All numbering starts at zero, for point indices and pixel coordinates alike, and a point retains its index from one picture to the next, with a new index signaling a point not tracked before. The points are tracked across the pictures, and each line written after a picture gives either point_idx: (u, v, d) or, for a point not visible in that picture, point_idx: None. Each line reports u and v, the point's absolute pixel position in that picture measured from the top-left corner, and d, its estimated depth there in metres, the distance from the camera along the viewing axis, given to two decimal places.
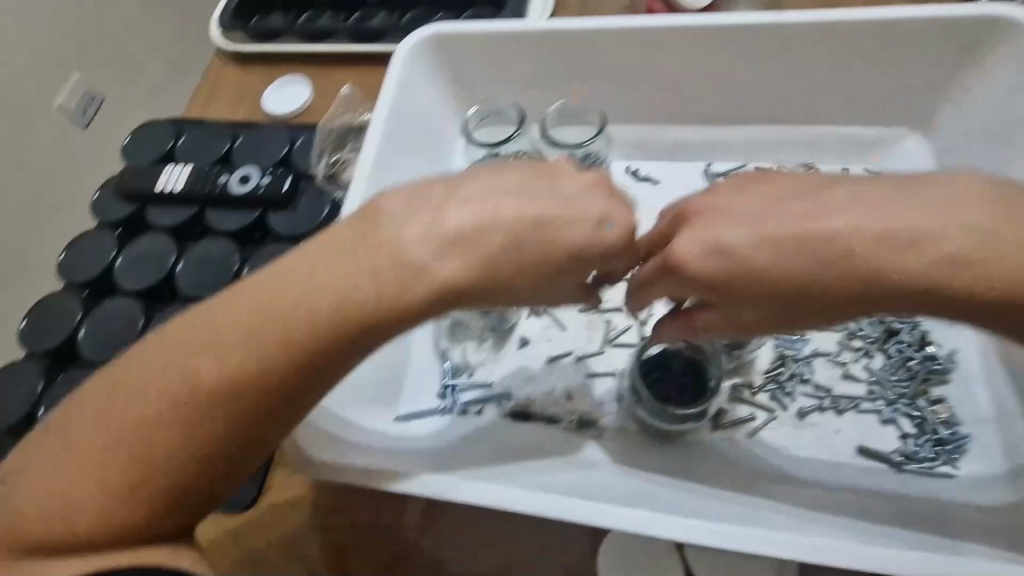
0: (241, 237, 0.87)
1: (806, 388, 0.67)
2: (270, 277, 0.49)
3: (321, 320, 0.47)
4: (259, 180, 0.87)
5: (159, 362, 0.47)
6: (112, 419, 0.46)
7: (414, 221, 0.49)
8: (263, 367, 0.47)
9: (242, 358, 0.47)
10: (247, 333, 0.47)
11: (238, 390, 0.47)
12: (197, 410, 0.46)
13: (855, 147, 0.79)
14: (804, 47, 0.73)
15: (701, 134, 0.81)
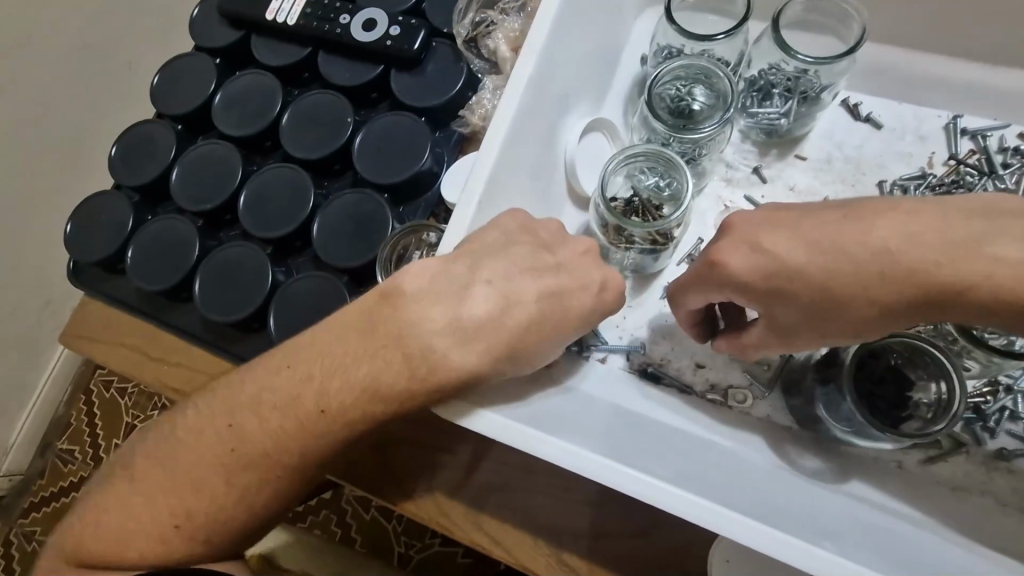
0: (356, 96, 0.75)
1: (1014, 427, 0.54)
2: (336, 341, 0.45)
3: (401, 344, 0.43)
4: (386, 28, 0.72)
5: (250, 374, 0.48)
6: (208, 412, 0.48)
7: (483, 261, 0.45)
8: (319, 428, 0.45)
9: (325, 381, 0.45)
10: (332, 359, 0.45)
11: (316, 409, 0.45)
12: (279, 421, 0.46)
13: None
14: None
15: (961, 74, 0.62)
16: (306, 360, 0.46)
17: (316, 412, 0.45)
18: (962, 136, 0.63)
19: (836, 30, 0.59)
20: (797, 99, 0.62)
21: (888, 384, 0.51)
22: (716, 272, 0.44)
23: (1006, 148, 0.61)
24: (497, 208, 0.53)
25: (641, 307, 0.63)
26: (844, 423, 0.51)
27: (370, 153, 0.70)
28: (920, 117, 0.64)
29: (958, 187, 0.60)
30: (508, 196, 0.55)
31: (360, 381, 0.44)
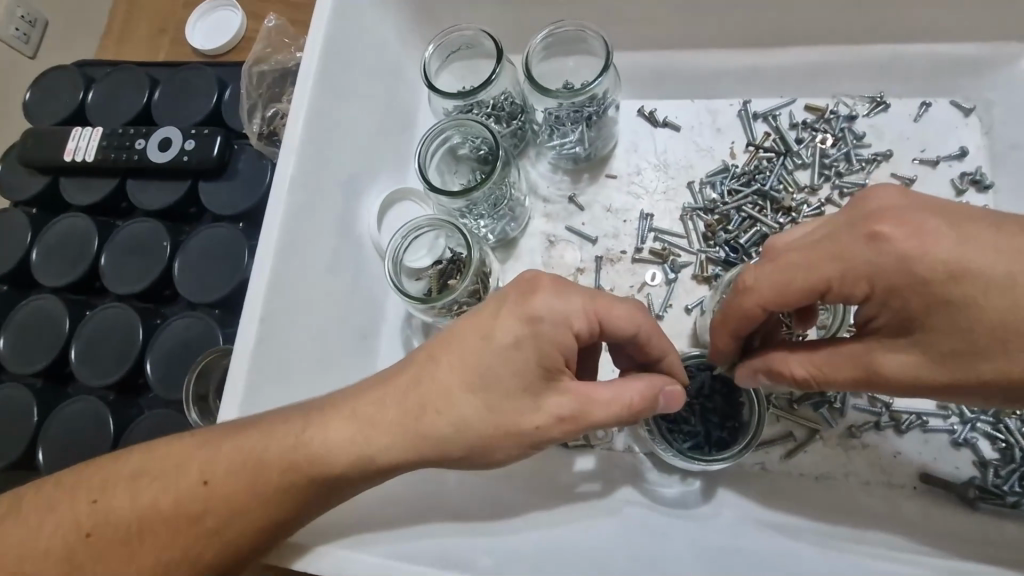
0: (172, 216, 0.73)
1: (860, 401, 0.53)
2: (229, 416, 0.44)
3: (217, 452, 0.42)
4: (183, 144, 0.70)
5: (135, 447, 0.44)
6: (68, 488, 0.42)
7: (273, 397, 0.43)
8: (202, 507, 0.41)
9: (208, 455, 0.42)
10: (220, 436, 0.43)
11: (198, 481, 0.42)
12: (154, 495, 0.42)
13: (939, 73, 0.59)
14: None
15: (739, 61, 0.62)
16: (195, 438, 0.43)
17: (91, 510, 0.41)
18: (756, 119, 0.63)
19: (594, 50, 0.58)
20: (584, 123, 0.60)
21: (717, 395, 0.50)
22: (853, 252, 0.36)
23: (796, 123, 0.61)
24: (293, 307, 0.52)
25: None
26: (681, 453, 0.47)
27: (191, 274, 0.68)
28: (713, 111, 0.64)
29: (759, 173, 0.60)
30: (303, 284, 0.53)
31: (247, 461, 0.42)
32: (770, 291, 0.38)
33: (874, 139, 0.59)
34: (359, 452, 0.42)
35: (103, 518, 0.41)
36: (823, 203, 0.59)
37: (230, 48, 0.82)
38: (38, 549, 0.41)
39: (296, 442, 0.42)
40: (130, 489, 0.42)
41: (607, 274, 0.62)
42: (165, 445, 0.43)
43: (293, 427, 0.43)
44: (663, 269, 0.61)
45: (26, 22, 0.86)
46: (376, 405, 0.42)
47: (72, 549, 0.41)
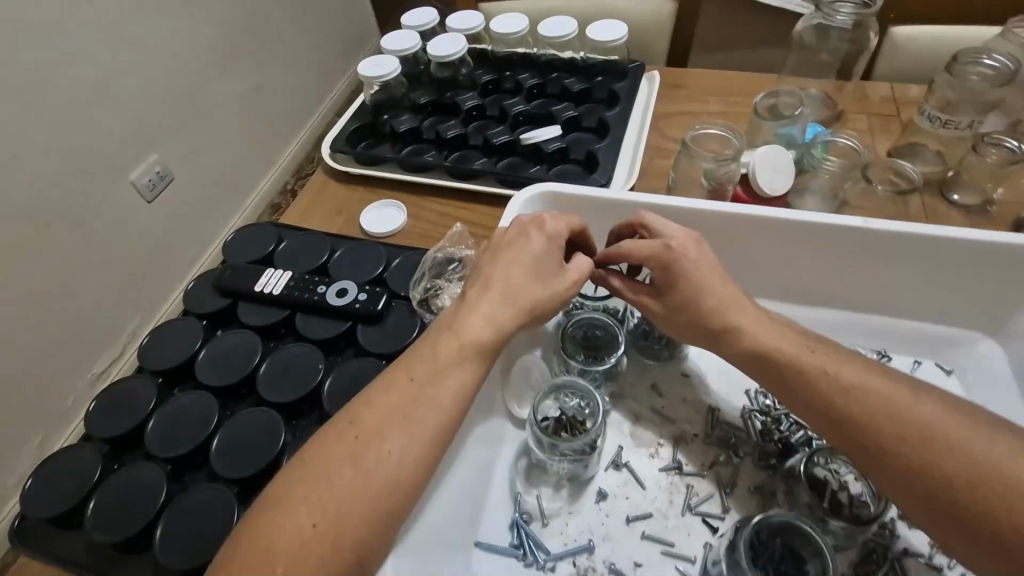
0: (328, 346, 0.90)
1: None
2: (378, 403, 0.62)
3: (394, 417, 0.61)
4: (356, 295, 0.91)
5: (320, 445, 0.59)
6: (296, 482, 0.57)
7: (404, 365, 0.66)
8: (398, 424, 0.60)
9: (385, 413, 0.61)
10: (382, 417, 0.61)
11: (384, 433, 0.60)
12: (360, 456, 0.58)
13: (925, 343, 0.82)
14: (885, 250, 0.78)
15: (780, 309, 0.87)
16: (364, 423, 0.60)
17: (330, 485, 0.56)
18: None
19: None
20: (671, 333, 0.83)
21: (787, 561, 0.62)
22: (780, 350, 0.64)
23: None
24: None
25: (579, 513, 0.72)
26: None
27: (338, 394, 0.83)
28: None
29: None
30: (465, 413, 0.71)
31: (416, 371, 0.64)
32: (796, 397, 0.63)
33: None
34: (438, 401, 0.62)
35: (336, 488, 0.56)
36: None
37: (391, 233, 1.11)
38: (301, 536, 0.53)
39: (382, 432, 0.60)
40: (340, 464, 0.57)
41: (683, 453, 0.76)
42: (329, 455, 0.58)
43: (429, 361, 0.65)
44: (729, 454, 0.76)
45: (158, 175, 1.13)
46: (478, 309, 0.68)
47: (332, 516, 0.55)
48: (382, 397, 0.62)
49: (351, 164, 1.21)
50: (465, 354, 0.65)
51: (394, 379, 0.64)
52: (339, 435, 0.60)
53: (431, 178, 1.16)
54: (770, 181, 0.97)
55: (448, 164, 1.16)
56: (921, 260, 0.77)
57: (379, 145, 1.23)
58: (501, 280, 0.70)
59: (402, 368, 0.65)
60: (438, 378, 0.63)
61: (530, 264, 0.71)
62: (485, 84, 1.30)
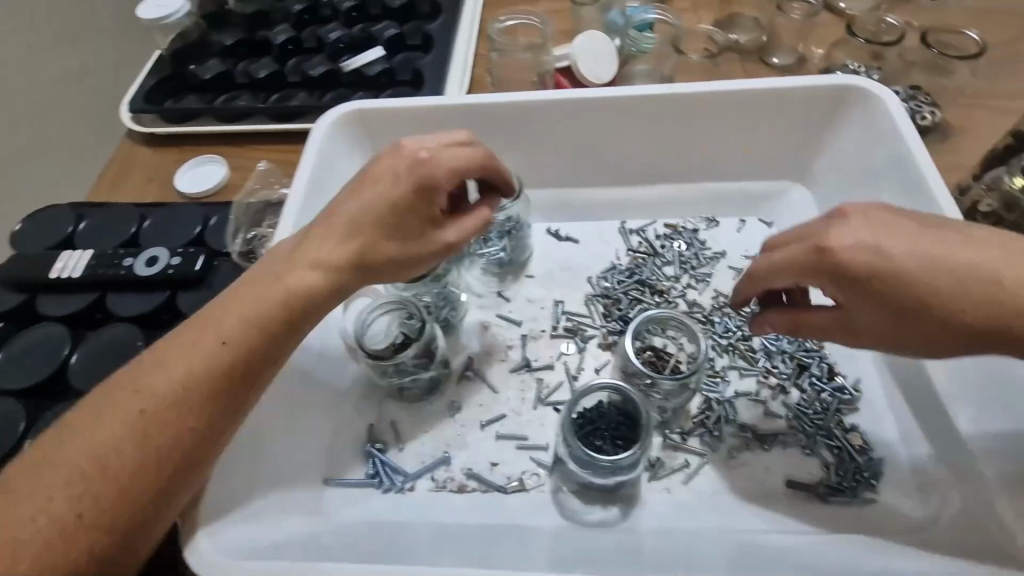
0: (150, 321, 0.81)
1: (733, 429, 0.67)
2: (184, 342, 0.53)
3: (200, 364, 0.52)
4: (169, 261, 0.83)
5: (119, 386, 0.52)
6: (81, 429, 0.49)
7: (218, 309, 0.55)
8: (206, 373, 0.52)
9: (190, 358, 0.52)
10: (190, 360, 0.52)
11: (185, 384, 0.51)
12: (153, 405, 0.50)
13: (747, 202, 0.84)
14: (693, 113, 0.79)
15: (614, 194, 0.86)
16: (167, 366, 0.52)
17: (119, 432, 0.49)
18: (630, 233, 0.85)
19: None
20: (507, 236, 0.81)
21: (622, 424, 0.63)
22: (888, 255, 0.48)
23: (659, 235, 0.84)
24: None
25: (435, 430, 0.71)
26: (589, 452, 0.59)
27: None
28: (601, 228, 0.86)
29: (638, 269, 0.80)
30: None
31: (236, 318, 0.54)
32: (898, 322, 0.49)
33: (714, 244, 0.82)
34: (236, 361, 0.53)
35: (123, 436, 0.49)
36: (684, 288, 0.79)
37: (214, 191, 1.00)
38: (73, 488, 0.47)
39: (167, 396, 0.51)
40: (129, 409, 0.50)
41: (533, 349, 0.76)
42: (97, 421, 0.49)
43: (239, 305, 0.55)
44: (575, 341, 0.76)
45: None
46: (310, 253, 0.57)
47: (111, 468, 0.48)
48: (198, 339, 0.53)
49: (160, 124, 1.09)
50: (275, 310, 0.55)
51: (194, 333, 0.54)
52: (112, 398, 0.50)
53: (250, 124, 1.05)
54: (593, 68, 0.95)
55: (266, 107, 1.06)
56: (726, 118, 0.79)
57: (187, 98, 1.10)
58: (332, 235, 0.57)
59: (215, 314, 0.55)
60: (240, 335, 0.53)
61: (385, 211, 0.57)
62: (299, 13, 1.18)
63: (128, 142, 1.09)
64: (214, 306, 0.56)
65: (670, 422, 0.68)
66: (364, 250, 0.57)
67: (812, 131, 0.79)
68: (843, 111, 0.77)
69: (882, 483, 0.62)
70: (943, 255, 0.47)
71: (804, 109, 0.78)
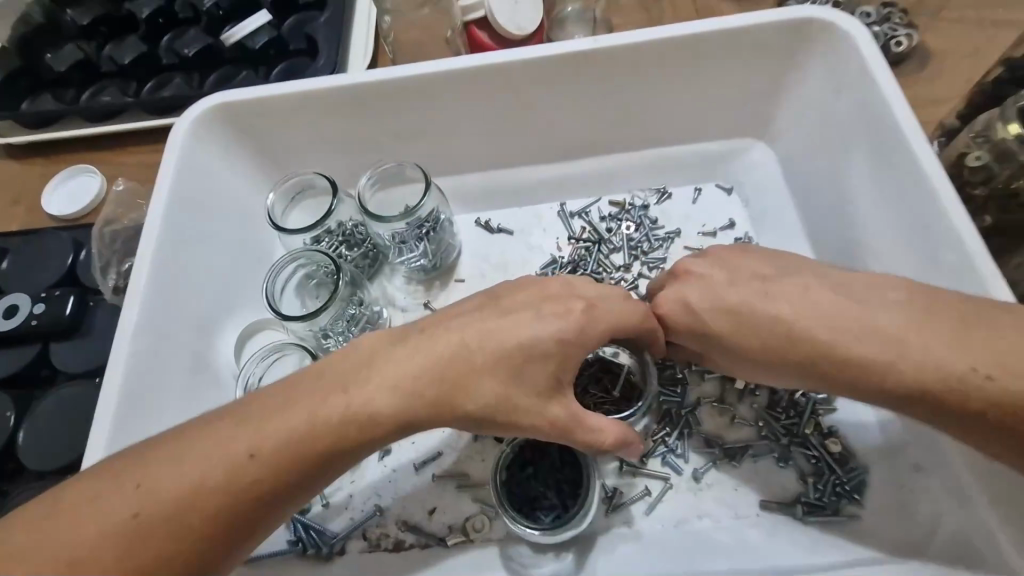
0: (22, 382, 0.69)
1: (697, 443, 0.59)
2: (251, 418, 0.43)
3: (236, 464, 0.41)
4: (31, 309, 0.70)
5: (136, 464, 0.40)
6: (76, 512, 0.39)
7: (361, 378, 0.44)
8: (232, 476, 0.40)
9: (253, 441, 0.41)
10: (227, 453, 0.41)
11: (221, 477, 0.40)
12: (156, 500, 0.39)
13: (702, 166, 0.73)
14: (627, 67, 0.66)
15: (549, 172, 0.74)
16: (208, 452, 0.41)
17: (122, 526, 0.38)
18: (572, 217, 0.73)
19: (413, 178, 0.67)
20: (425, 239, 0.68)
21: (567, 465, 0.56)
22: (737, 302, 0.49)
23: (604, 216, 0.72)
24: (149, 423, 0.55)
25: (364, 478, 0.62)
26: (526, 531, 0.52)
27: (42, 439, 0.65)
28: (538, 214, 0.74)
29: (582, 261, 0.69)
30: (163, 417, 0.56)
31: (324, 410, 0.43)
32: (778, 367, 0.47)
33: (666, 221, 0.71)
34: (260, 485, 0.41)
35: (124, 531, 0.38)
36: (636, 278, 0.68)
37: (89, 210, 0.86)
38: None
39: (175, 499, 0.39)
40: (139, 498, 0.39)
41: None
42: (102, 504, 0.39)
43: (349, 389, 0.44)
44: None
45: None
46: (410, 351, 0.45)
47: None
48: (256, 427, 0.42)
49: (16, 133, 0.92)
50: (305, 436, 0.42)
51: (256, 427, 0.42)
52: (129, 480, 0.40)
53: (121, 123, 0.89)
54: (513, 18, 0.80)
55: (137, 99, 0.89)
56: (667, 70, 0.67)
57: (44, 97, 0.93)
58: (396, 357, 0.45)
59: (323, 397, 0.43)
60: (274, 453, 0.41)
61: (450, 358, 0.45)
62: None
63: None
64: (346, 377, 0.44)
65: None
66: (437, 381, 0.45)
67: (770, 75, 0.67)
68: (805, 48, 0.64)
69: (866, 494, 0.54)
70: (875, 313, 0.43)
71: (758, 50, 0.65)
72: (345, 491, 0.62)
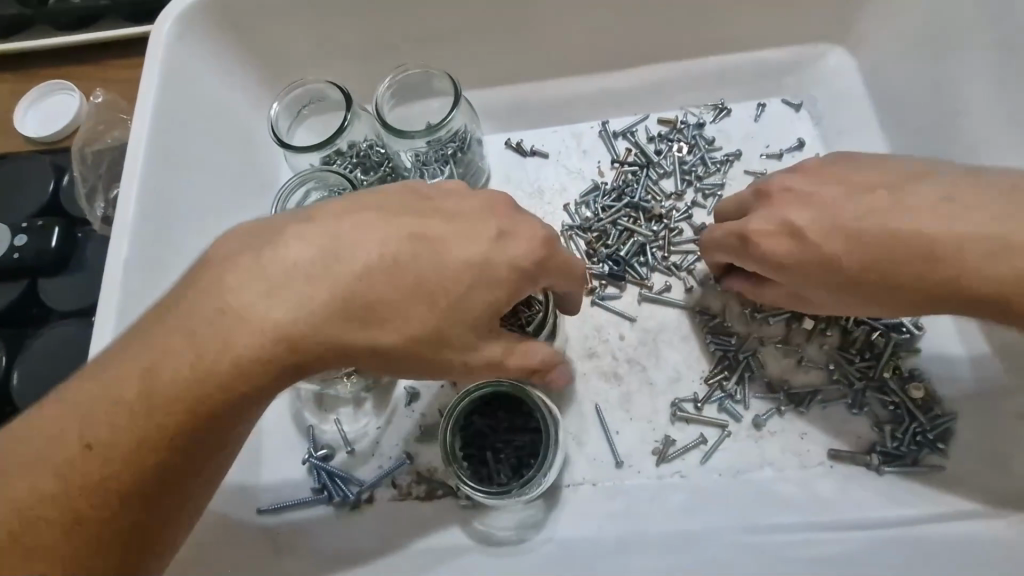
0: (8, 322, 0.63)
1: (759, 389, 0.54)
2: (94, 377, 0.33)
3: (100, 432, 0.32)
4: (11, 242, 0.63)
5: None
6: None
7: (231, 299, 0.35)
8: (102, 448, 0.32)
9: (103, 402, 0.33)
10: (83, 423, 0.32)
11: (89, 446, 0.32)
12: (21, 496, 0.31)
13: (768, 77, 0.63)
14: None
15: (590, 85, 0.65)
16: (56, 432, 0.32)
17: None
18: (616, 137, 0.64)
19: (438, 89, 0.58)
20: (452, 161, 0.60)
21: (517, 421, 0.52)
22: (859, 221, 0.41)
23: (653, 136, 0.63)
24: None
25: (389, 422, 0.57)
26: (482, 490, 0.47)
27: (34, 383, 0.60)
28: (577, 134, 0.65)
29: (628, 187, 0.62)
30: None
31: (195, 346, 0.34)
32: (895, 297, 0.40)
33: (725, 142, 0.62)
34: (144, 449, 0.33)
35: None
36: (689, 207, 0.61)
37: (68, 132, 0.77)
38: None
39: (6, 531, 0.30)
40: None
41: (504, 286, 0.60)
42: None
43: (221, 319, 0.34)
44: None
45: None
46: (300, 253, 0.36)
47: None
48: (105, 382, 0.33)
49: None
50: (178, 378, 0.33)
51: (100, 397, 0.33)
52: None
53: (98, 31, 0.78)
54: None
55: (115, 3, 0.78)
56: None
57: None
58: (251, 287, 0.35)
59: (194, 330, 0.34)
60: (128, 434, 0.32)
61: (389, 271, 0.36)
62: None
63: None
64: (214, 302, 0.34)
65: (680, 386, 0.55)
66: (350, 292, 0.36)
67: None
68: None
69: (950, 444, 0.49)
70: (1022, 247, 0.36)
71: None
72: (367, 436, 0.57)
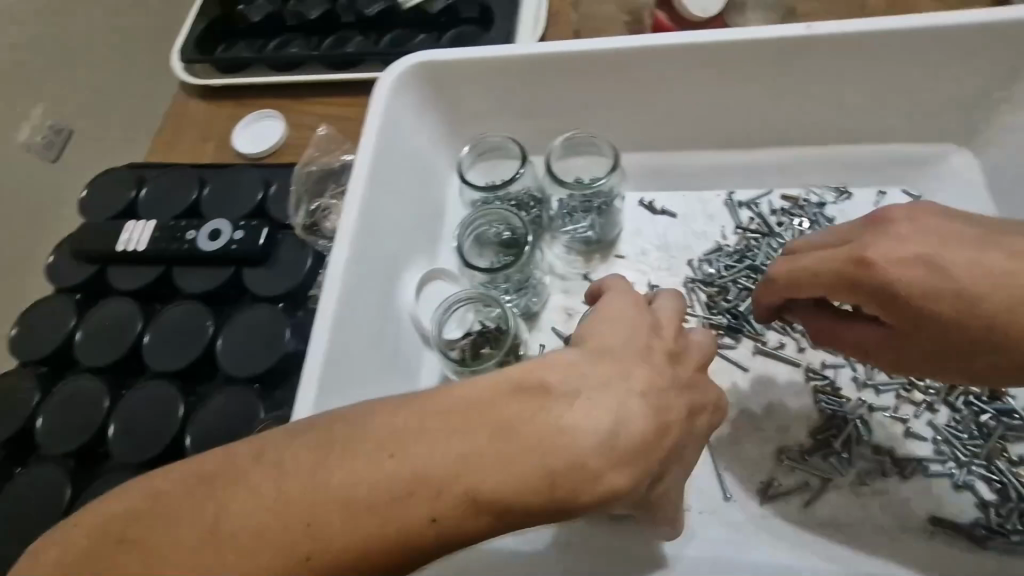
0: (216, 298, 0.78)
1: (865, 450, 0.58)
2: (445, 448, 0.37)
3: (440, 509, 0.36)
4: (231, 234, 0.78)
5: (334, 475, 0.36)
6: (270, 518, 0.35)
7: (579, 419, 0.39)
8: (438, 521, 0.36)
9: (445, 491, 0.36)
10: (433, 491, 0.36)
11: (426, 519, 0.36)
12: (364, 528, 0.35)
13: (891, 169, 0.70)
14: (846, 57, 0.63)
15: (722, 159, 0.73)
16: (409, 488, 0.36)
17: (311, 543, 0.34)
18: (740, 207, 0.72)
19: (603, 153, 0.69)
20: (594, 212, 0.70)
21: None
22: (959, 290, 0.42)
23: (775, 210, 0.71)
24: (349, 351, 0.60)
25: None
26: None
27: (235, 350, 0.74)
28: (704, 200, 0.73)
29: (749, 252, 0.69)
30: (361, 347, 0.61)
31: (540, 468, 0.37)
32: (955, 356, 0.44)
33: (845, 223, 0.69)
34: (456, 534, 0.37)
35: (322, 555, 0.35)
36: None
37: (271, 152, 0.94)
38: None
39: (257, 524, 0.35)
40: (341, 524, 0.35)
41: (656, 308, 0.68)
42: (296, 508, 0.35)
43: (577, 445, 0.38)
44: None
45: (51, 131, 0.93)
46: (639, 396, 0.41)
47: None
48: (459, 460, 0.37)
49: (210, 75, 1.01)
50: (513, 489, 0.37)
51: (451, 474, 0.36)
52: (322, 494, 0.35)
53: (306, 73, 0.96)
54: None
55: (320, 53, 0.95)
56: (888, 64, 0.63)
57: (237, 45, 1.01)
58: (582, 419, 0.39)
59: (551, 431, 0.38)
60: (458, 522, 0.36)
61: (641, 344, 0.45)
62: None
63: (180, 93, 1.02)
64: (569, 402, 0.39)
65: (786, 436, 0.60)
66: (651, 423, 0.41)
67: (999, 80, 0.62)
68: None
69: None
70: None
71: (994, 51, 0.61)
72: None
